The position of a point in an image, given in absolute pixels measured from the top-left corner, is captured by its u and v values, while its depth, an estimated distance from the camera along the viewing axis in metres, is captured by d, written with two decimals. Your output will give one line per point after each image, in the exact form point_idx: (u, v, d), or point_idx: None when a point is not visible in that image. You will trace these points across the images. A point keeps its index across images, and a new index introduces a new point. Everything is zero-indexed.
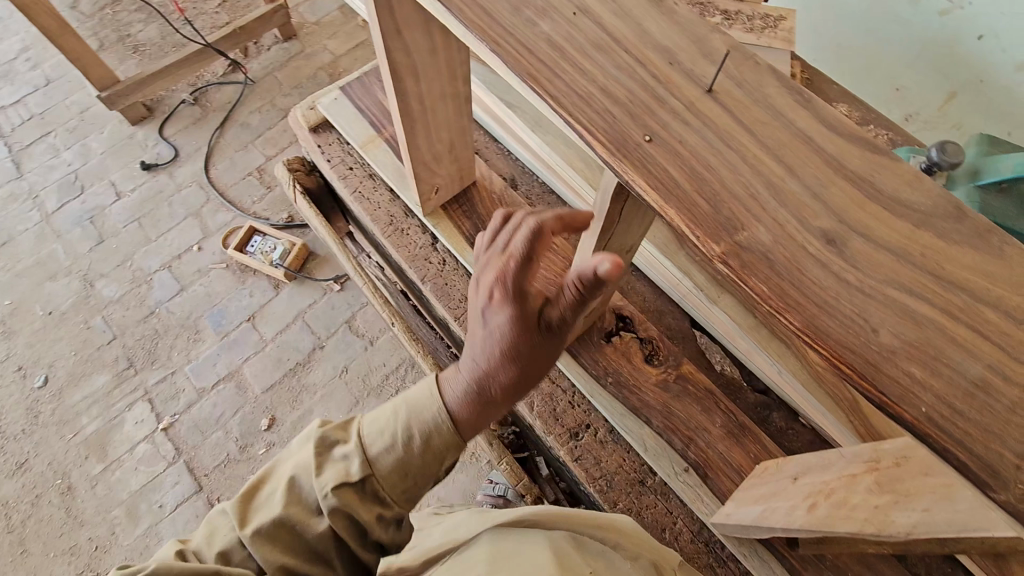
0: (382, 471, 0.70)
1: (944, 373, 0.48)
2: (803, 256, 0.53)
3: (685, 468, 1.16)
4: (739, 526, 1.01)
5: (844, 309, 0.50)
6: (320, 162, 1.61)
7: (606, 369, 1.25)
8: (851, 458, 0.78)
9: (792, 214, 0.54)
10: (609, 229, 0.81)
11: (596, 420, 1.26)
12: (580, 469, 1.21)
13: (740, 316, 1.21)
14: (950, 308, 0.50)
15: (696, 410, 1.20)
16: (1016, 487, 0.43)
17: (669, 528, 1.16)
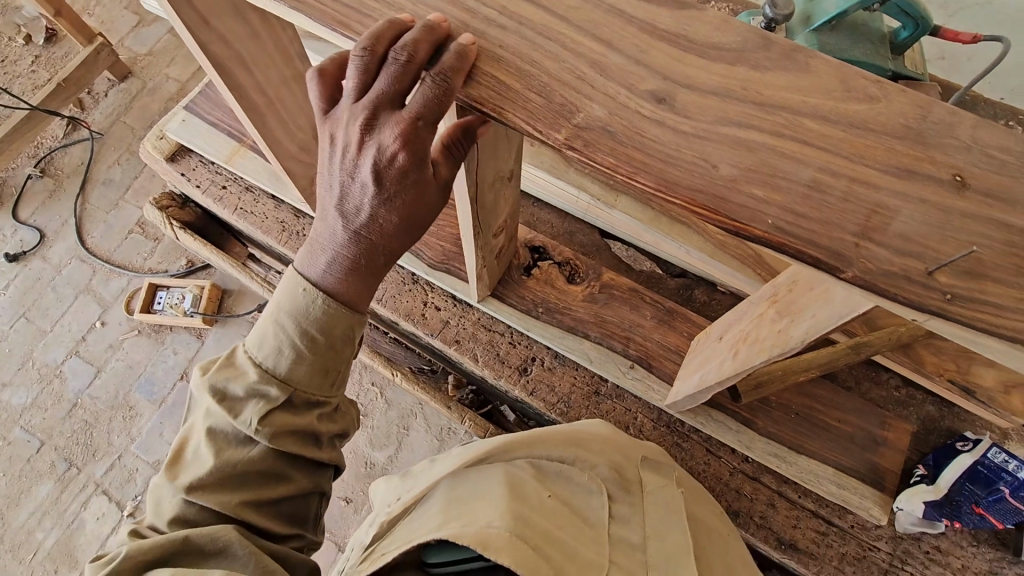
0: (301, 380, 0.65)
1: (782, 186, 0.52)
2: (639, 119, 0.55)
3: (631, 365, 1.23)
4: (688, 398, 1.08)
5: (686, 156, 0.53)
6: (190, 190, 1.52)
7: (534, 300, 1.28)
8: (760, 300, 0.87)
9: (620, 84, 0.56)
10: (474, 156, 0.76)
11: (539, 351, 1.29)
12: (538, 401, 1.25)
13: (639, 212, 1.26)
14: (776, 128, 0.54)
15: (626, 310, 1.26)
16: (857, 262, 0.49)
17: (632, 423, 1.23)
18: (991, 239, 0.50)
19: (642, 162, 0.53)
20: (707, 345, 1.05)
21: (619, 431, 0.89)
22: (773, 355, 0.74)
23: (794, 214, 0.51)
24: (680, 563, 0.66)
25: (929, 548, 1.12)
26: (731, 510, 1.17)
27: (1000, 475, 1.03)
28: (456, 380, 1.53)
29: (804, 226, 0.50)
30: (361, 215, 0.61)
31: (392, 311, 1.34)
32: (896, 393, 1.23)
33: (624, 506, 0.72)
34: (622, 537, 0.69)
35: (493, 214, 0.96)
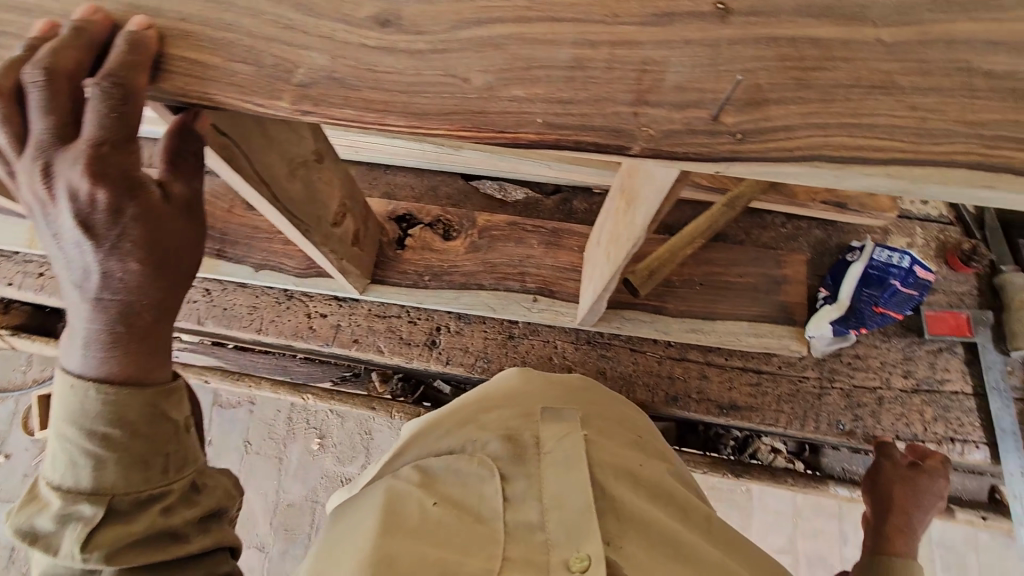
0: (108, 471, 0.58)
1: (540, 76, 0.46)
2: (368, 53, 0.47)
3: (534, 298, 1.17)
4: (590, 310, 1.06)
5: (431, 78, 0.46)
6: (7, 291, 1.32)
7: (417, 270, 1.19)
8: (613, 193, 0.84)
9: (335, 18, 0.48)
10: (237, 154, 0.65)
11: (442, 319, 1.23)
12: (457, 367, 1.20)
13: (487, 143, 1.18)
14: (519, 13, 0.47)
15: (512, 246, 1.20)
16: (639, 133, 0.44)
17: (556, 353, 1.21)
18: (764, 60, 0.46)
19: (384, 100, 0.45)
20: (592, 256, 1.02)
21: (528, 381, 0.72)
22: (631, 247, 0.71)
23: (560, 104, 0.45)
24: (584, 537, 0.50)
25: (850, 359, 1.18)
26: (669, 396, 1.20)
27: (888, 272, 1.13)
28: (381, 374, 1.47)
29: (574, 114, 0.45)
30: (95, 276, 0.57)
31: (277, 336, 1.22)
32: (784, 230, 1.26)
33: (518, 479, 0.56)
34: (519, 523, 0.53)
35: (317, 206, 0.85)
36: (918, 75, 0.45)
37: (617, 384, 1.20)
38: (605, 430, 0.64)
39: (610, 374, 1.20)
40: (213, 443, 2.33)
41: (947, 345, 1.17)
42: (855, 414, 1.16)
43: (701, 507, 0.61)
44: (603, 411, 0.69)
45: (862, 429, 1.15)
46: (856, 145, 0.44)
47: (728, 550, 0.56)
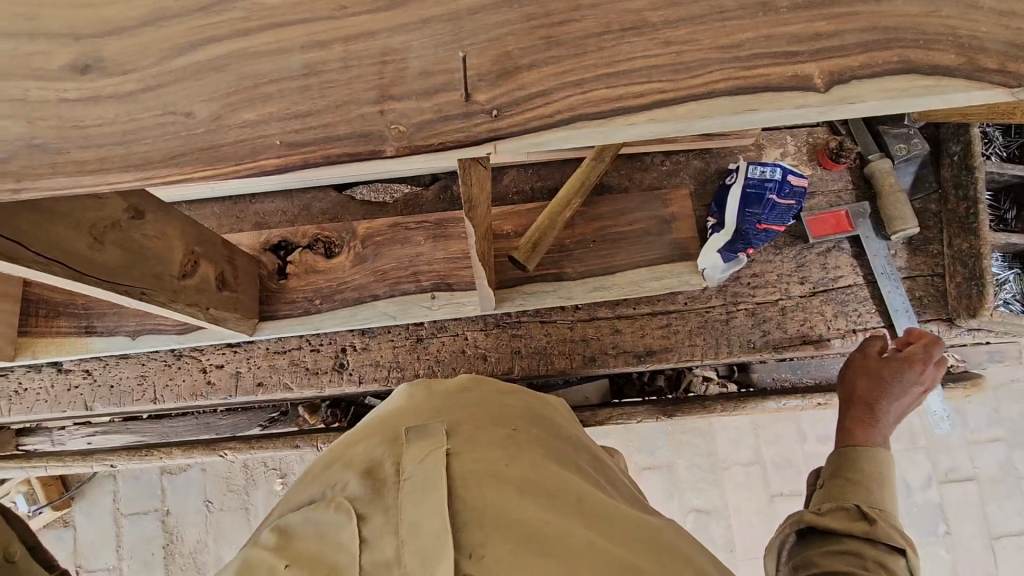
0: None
1: (272, 92, 0.41)
2: (72, 107, 0.41)
3: (431, 295, 1.12)
4: (485, 294, 1.05)
5: (149, 120, 0.41)
6: None
7: (305, 297, 1.13)
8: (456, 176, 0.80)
9: (27, 76, 0.42)
10: (12, 245, 0.59)
11: (345, 339, 1.17)
12: (371, 384, 1.17)
13: None
14: (236, 24, 0.42)
15: (398, 248, 1.16)
16: (387, 134, 0.41)
17: (467, 345, 1.19)
18: (509, 24, 0.43)
19: (102, 157, 0.40)
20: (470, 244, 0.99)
21: (406, 400, 0.69)
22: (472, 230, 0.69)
23: (297, 119, 0.41)
24: (437, 564, 0.47)
25: (749, 279, 1.22)
26: (587, 358, 1.20)
27: (764, 187, 1.15)
28: (308, 406, 1.40)
29: (315, 126, 0.41)
30: None
31: (175, 400, 1.15)
32: (664, 168, 1.26)
33: (375, 515, 0.52)
34: (375, 564, 0.50)
35: (152, 266, 0.78)
36: (667, 8, 0.43)
37: (535, 359, 1.19)
38: (478, 431, 0.61)
39: (526, 352, 1.19)
40: (173, 511, 2.20)
41: (835, 242, 1.22)
42: (763, 330, 1.20)
43: (583, 490, 0.57)
44: (483, 409, 0.65)
45: (772, 342, 1.19)
46: (614, 97, 0.41)
47: (607, 532, 0.53)
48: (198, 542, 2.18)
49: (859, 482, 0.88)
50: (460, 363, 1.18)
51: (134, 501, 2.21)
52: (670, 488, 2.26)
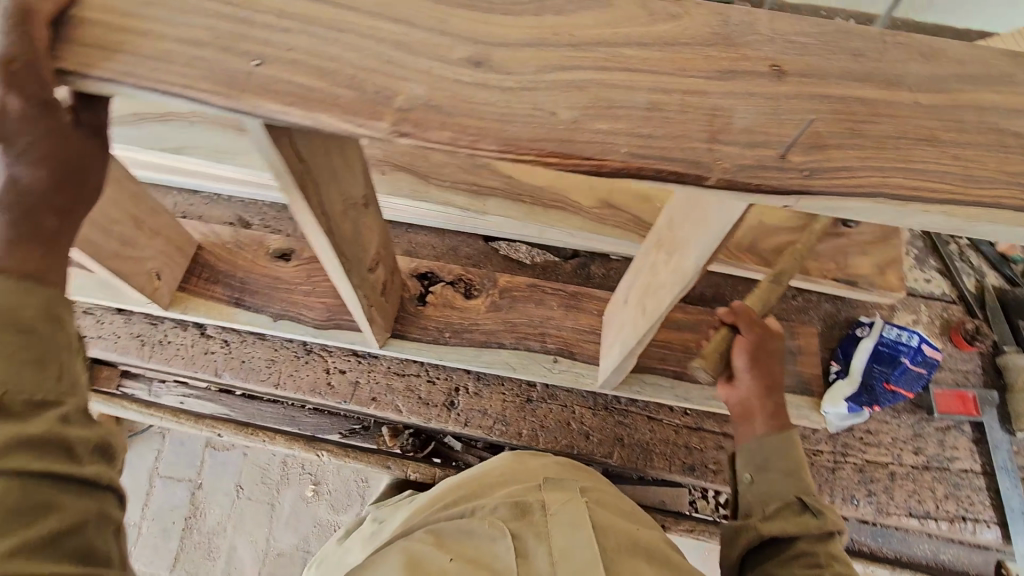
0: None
1: (621, 114, 0.50)
2: (465, 89, 0.51)
3: (555, 359, 1.16)
4: (614, 371, 1.05)
5: (520, 109, 0.50)
6: None
7: (438, 328, 1.18)
8: (649, 247, 0.89)
9: (431, 60, 0.52)
10: (310, 181, 0.68)
11: (460, 379, 1.22)
12: (475, 429, 1.20)
13: (514, 212, 1.21)
14: (600, 62, 0.53)
15: (532, 306, 1.20)
16: (715, 166, 0.48)
17: (573, 418, 1.20)
18: (819, 113, 0.51)
19: (481, 125, 0.50)
20: (617, 316, 1.04)
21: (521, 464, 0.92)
22: (679, 292, 0.72)
23: (641, 137, 0.49)
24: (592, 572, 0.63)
25: (863, 434, 1.20)
26: (686, 466, 1.17)
27: (898, 350, 1.15)
28: (393, 429, 1.48)
29: (653, 147, 0.49)
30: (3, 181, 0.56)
31: (294, 392, 1.21)
32: (795, 302, 1.29)
33: (526, 537, 0.70)
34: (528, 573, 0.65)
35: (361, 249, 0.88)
36: (956, 132, 0.51)
37: (635, 451, 1.18)
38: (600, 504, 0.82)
39: (628, 442, 1.18)
40: (203, 487, 2.20)
41: (956, 423, 1.20)
42: (869, 490, 1.17)
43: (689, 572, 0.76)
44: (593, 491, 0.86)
45: (876, 506, 1.16)
46: (911, 187, 0.48)
47: None
48: (218, 524, 2.16)
49: (795, 471, 0.89)
50: (561, 435, 1.18)
51: (169, 464, 2.22)
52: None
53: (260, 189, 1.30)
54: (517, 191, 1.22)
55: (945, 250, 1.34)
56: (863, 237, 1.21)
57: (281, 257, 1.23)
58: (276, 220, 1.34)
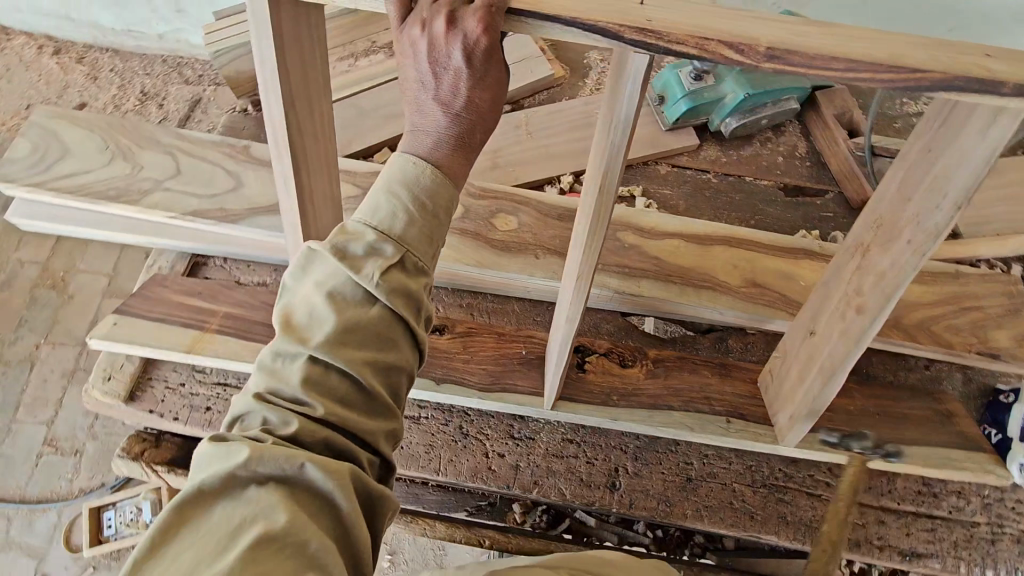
0: (273, 503, 0.49)
1: (928, 57, 0.64)
2: (800, 38, 0.63)
3: (728, 419, 1.16)
4: (813, 400, 1.01)
5: (857, 49, 0.63)
6: (162, 424, 1.25)
7: (605, 391, 1.18)
8: (846, 249, 0.95)
9: (763, 26, 0.64)
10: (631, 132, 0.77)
11: (619, 460, 1.22)
12: (640, 511, 1.18)
13: (663, 291, 1.24)
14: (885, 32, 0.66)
15: (688, 374, 1.21)
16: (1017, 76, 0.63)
17: (732, 496, 1.19)
18: None
19: (829, 56, 0.62)
20: (797, 353, 1.07)
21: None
22: (935, 242, 0.77)
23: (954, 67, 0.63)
24: None
25: (1013, 503, 1.19)
26: (852, 543, 1.16)
27: None
28: (523, 504, 1.41)
29: (961, 69, 0.63)
30: (449, 96, 0.62)
31: (455, 478, 1.20)
32: (927, 372, 1.31)
33: None
34: None
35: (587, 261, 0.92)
36: None
37: (799, 529, 1.17)
38: None
39: (791, 520, 1.17)
40: None
41: None
42: None
43: None
44: None
45: None
46: None
47: None
48: None
49: None
50: (726, 514, 1.17)
51: None
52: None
53: None
54: (665, 272, 1.26)
55: None
56: (996, 307, 1.25)
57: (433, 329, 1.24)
58: None
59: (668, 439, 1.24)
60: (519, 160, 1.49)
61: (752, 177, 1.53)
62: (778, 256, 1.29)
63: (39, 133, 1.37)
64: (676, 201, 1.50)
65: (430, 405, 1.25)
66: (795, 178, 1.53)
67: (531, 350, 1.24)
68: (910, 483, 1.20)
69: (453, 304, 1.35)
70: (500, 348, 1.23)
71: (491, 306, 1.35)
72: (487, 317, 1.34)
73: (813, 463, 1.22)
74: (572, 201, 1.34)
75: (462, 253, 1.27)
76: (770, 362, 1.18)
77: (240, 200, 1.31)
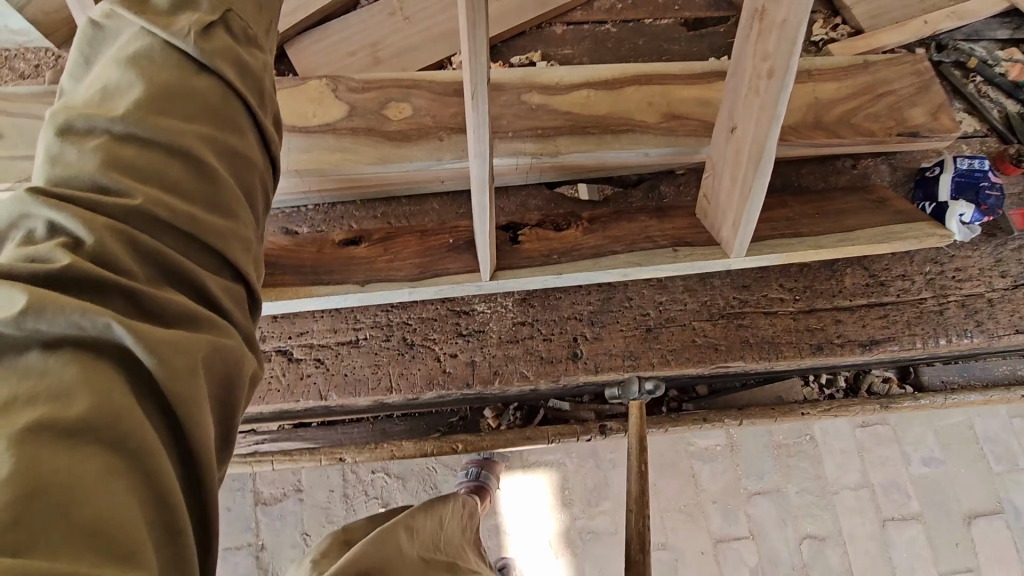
0: (63, 379, 0.40)
1: None
2: None
3: (674, 248, 1.11)
4: (745, 190, 0.98)
5: None
6: None
7: (543, 250, 1.11)
8: (744, 22, 0.89)
9: None
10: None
11: (575, 328, 1.15)
12: (607, 373, 1.13)
13: (581, 143, 1.15)
14: None
15: (624, 223, 1.15)
16: None
17: (695, 334, 1.16)
18: None
19: None
20: (726, 158, 1.03)
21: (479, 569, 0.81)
22: None
23: None
24: None
25: (953, 273, 1.22)
26: (814, 347, 1.16)
27: (976, 176, 1.21)
28: (495, 409, 1.36)
29: None
30: None
31: (410, 391, 1.10)
32: (855, 171, 1.31)
33: None
34: None
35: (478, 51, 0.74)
36: None
37: (763, 348, 1.15)
38: None
39: (754, 341, 1.15)
40: (268, 546, 2.06)
41: None
42: (976, 321, 1.19)
43: None
44: None
45: (987, 332, 1.19)
46: None
47: None
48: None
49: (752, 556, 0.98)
50: (691, 353, 1.14)
51: (227, 533, 2.06)
52: (783, 515, 2.16)
53: (306, 192, 1.18)
54: (581, 123, 1.16)
55: (966, 89, 1.39)
56: (908, 88, 1.24)
57: (349, 243, 1.13)
58: (326, 220, 1.22)
59: (621, 296, 1.18)
60: (404, 48, 1.35)
61: (653, 19, 1.44)
62: (691, 84, 1.22)
63: None
64: (581, 58, 1.40)
65: (365, 323, 1.14)
66: (694, 10, 1.45)
67: (458, 237, 1.14)
68: (857, 278, 1.20)
69: (368, 218, 1.23)
70: (425, 242, 1.13)
71: (407, 210, 1.24)
72: (407, 222, 1.23)
73: (765, 282, 1.19)
74: None
75: (360, 154, 1.12)
76: (704, 185, 1.14)
77: None
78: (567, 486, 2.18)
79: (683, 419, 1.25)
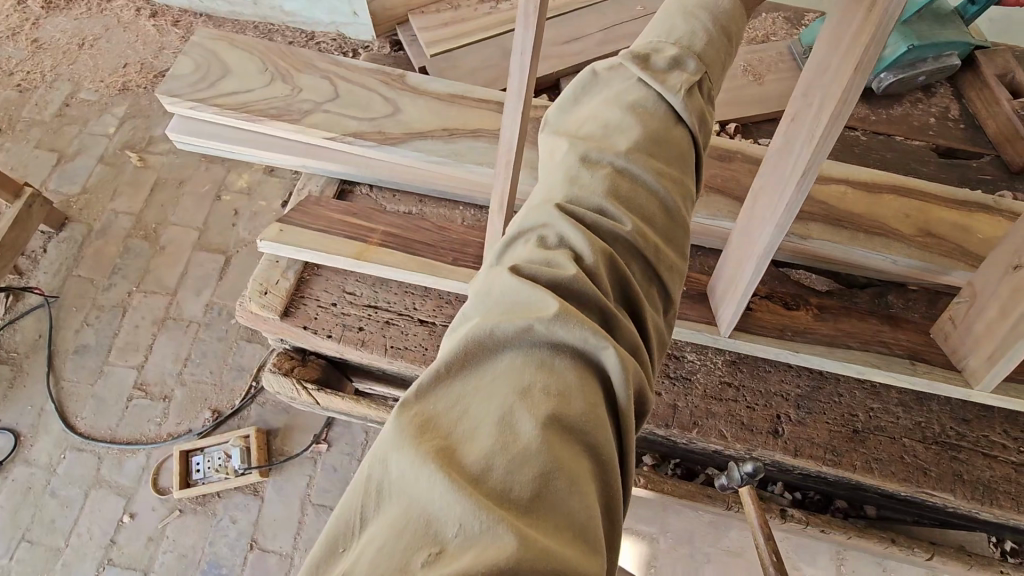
0: (569, 382, 0.44)
1: None
2: None
3: (910, 361, 1.11)
4: (1012, 329, 0.97)
5: None
6: (317, 343, 1.23)
7: (779, 326, 1.14)
8: None
9: None
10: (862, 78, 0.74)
11: (780, 406, 1.16)
12: (805, 459, 1.12)
13: (834, 234, 1.18)
14: None
15: (858, 323, 1.16)
16: None
17: (904, 451, 1.13)
18: None
19: None
20: (994, 292, 1.01)
21: None
22: None
23: None
24: None
25: None
26: None
27: None
28: (656, 459, 1.36)
29: None
30: None
31: None
32: None
33: None
34: None
35: (851, 93, 0.75)
36: None
37: (977, 489, 1.10)
38: None
39: (969, 479, 1.11)
40: None
41: None
42: None
43: None
44: None
45: None
46: None
47: None
48: None
49: None
50: (899, 469, 1.11)
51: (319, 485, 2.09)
52: None
53: None
54: (834, 214, 1.21)
55: None
56: None
57: None
58: None
59: (832, 390, 1.18)
60: None
61: (904, 138, 1.46)
62: (951, 208, 1.23)
63: (201, 54, 1.35)
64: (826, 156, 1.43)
65: None
66: (949, 140, 1.45)
67: (692, 287, 1.20)
68: None
69: None
70: None
71: None
72: None
73: (988, 422, 1.15)
74: (731, 142, 1.29)
75: None
76: (951, 307, 1.11)
77: (399, 123, 1.27)
78: (655, 564, 2.06)
79: (866, 532, 1.19)
